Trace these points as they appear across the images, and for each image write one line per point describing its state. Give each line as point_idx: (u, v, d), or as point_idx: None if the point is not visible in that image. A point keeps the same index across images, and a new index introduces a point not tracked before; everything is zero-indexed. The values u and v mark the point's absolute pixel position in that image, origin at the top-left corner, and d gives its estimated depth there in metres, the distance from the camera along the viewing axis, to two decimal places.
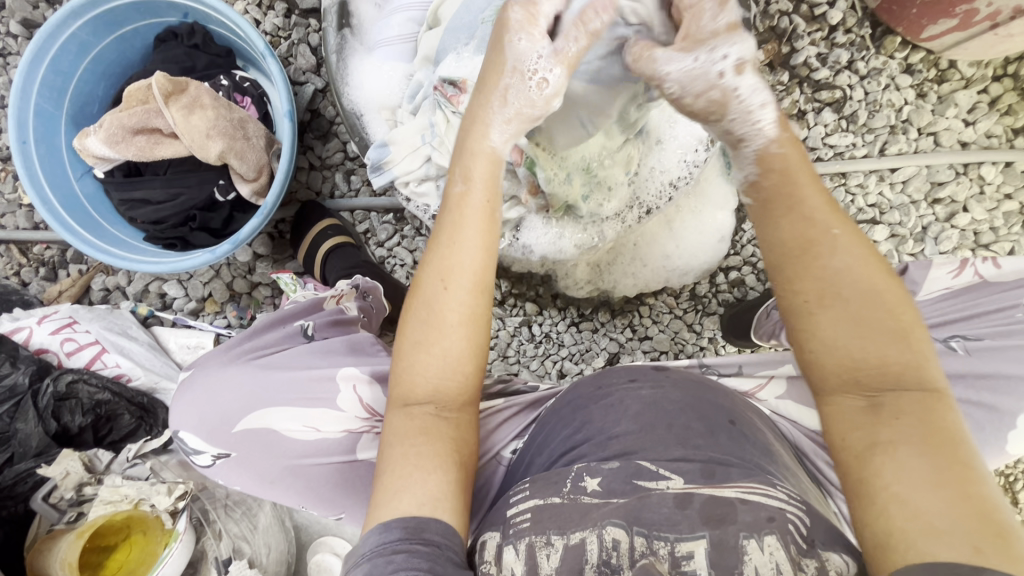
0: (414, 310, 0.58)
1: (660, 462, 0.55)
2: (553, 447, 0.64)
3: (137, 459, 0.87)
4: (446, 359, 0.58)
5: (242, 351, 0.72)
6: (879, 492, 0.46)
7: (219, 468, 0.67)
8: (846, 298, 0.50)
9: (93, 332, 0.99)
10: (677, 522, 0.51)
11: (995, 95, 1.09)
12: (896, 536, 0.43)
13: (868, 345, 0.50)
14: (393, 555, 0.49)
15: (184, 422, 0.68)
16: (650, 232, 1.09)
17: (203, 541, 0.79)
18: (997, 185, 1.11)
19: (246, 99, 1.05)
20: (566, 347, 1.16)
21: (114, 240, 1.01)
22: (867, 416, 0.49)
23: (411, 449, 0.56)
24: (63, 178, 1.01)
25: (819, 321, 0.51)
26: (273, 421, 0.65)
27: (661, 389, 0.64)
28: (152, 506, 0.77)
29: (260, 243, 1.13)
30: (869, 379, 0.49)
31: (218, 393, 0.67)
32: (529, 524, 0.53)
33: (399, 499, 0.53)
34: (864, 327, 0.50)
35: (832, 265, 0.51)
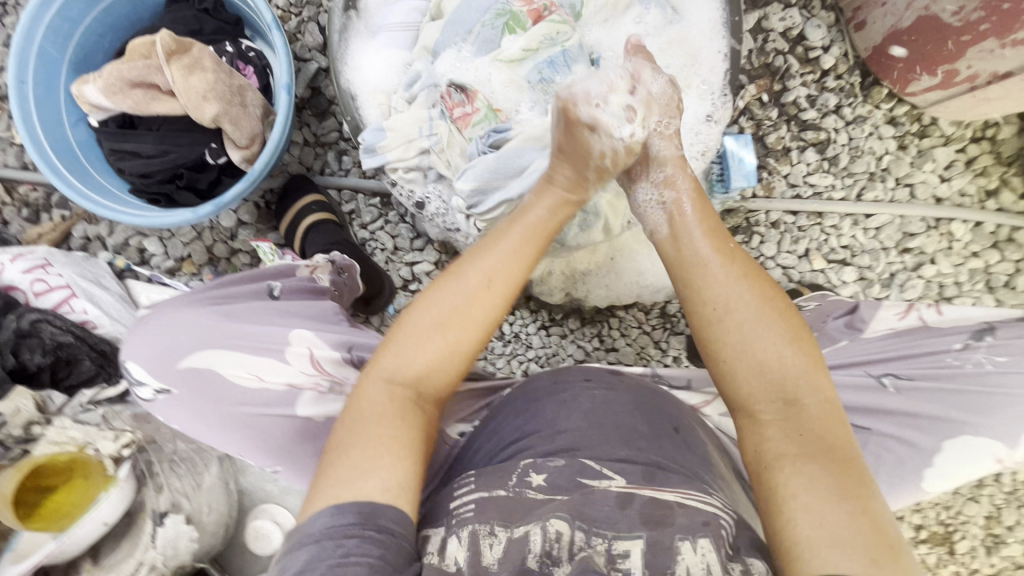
0: (440, 289, 0.64)
1: (604, 462, 0.59)
2: (503, 434, 0.66)
3: (91, 405, 0.87)
4: (451, 350, 0.62)
5: (206, 296, 0.71)
6: (785, 500, 0.53)
7: (157, 404, 0.66)
8: (743, 310, 0.62)
9: (65, 277, 0.99)
10: (617, 521, 0.53)
11: (973, 155, 1.14)
12: (801, 546, 0.50)
13: (786, 361, 0.60)
14: (343, 540, 0.49)
15: (133, 353, 0.67)
16: (628, 247, 1.11)
17: (143, 493, 0.78)
18: (965, 242, 1.16)
19: (248, 68, 1.06)
20: (533, 349, 1.19)
21: (99, 188, 1.01)
22: (776, 431, 0.58)
23: (400, 427, 0.57)
24: (57, 123, 1.02)
25: (730, 338, 0.62)
26: (218, 363, 0.66)
27: (613, 391, 0.67)
28: (96, 450, 0.77)
29: (246, 211, 1.15)
30: (767, 390, 0.59)
31: (173, 328, 0.66)
32: (472, 514, 0.55)
33: (363, 480, 0.52)
34: (766, 330, 0.61)
35: (716, 284, 0.64)
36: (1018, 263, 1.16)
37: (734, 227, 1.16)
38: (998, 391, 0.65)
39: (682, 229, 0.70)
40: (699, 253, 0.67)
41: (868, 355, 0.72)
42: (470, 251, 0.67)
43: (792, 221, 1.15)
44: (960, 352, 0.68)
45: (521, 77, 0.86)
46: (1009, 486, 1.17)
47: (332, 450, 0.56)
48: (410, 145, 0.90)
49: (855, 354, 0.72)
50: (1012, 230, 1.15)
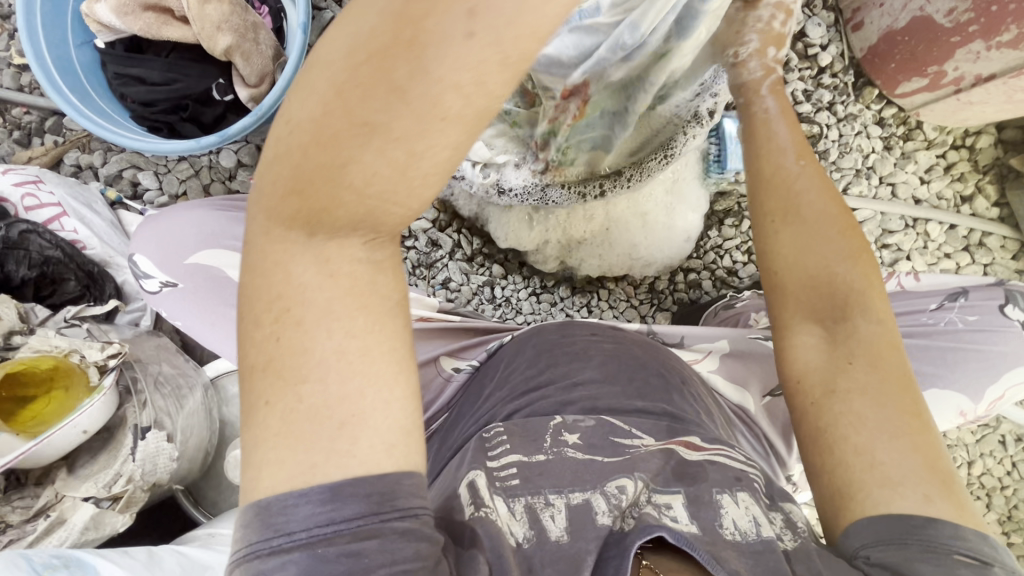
0: (339, 41, 0.33)
1: (633, 423, 0.62)
2: (515, 384, 0.69)
3: (74, 321, 0.85)
4: (409, 174, 0.34)
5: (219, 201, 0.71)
6: (840, 440, 0.54)
7: (163, 297, 0.67)
8: (803, 216, 0.64)
9: (58, 195, 0.97)
10: (657, 476, 0.55)
11: (952, 161, 1.21)
12: (859, 489, 0.51)
13: (838, 280, 0.61)
14: (359, 522, 0.37)
15: (144, 245, 0.68)
16: (624, 220, 1.11)
17: (125, 408, 0.77)
18: (939, 243, 1.23)
19: (264, 8, 1.07)
20: (523, 314, 1.21)
21: (100, 111, 1.00)
22: (824, 355, 0.59)
23: (357, 327, 0.38)
24: (62, 41, 1.00)
25: (779, 251, 0.64)
26: (224, 262, 0.66)
27: (620, 345, 0.73)
28: (81, 359, 0.75)
29: (247, 153, 1.14)
30: (819, 308, 0.60)
31: (186, 226, 0.67)
32: (519, 482, 0.54)
33: (351, 416, 0.37)
34: (825, 247, 0.62)
35: (799, 194, 0.65)
36: (985, 267, 1.23)
37: (726, 209, 1.20)
38: (960, 345, 0.70)
39: (763, 127, 0.71)
40: (776, 164, 0.68)
41: None
42: None
43: None
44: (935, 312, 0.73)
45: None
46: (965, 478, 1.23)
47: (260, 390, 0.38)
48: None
49: None
50: (982, 235, 1.22)
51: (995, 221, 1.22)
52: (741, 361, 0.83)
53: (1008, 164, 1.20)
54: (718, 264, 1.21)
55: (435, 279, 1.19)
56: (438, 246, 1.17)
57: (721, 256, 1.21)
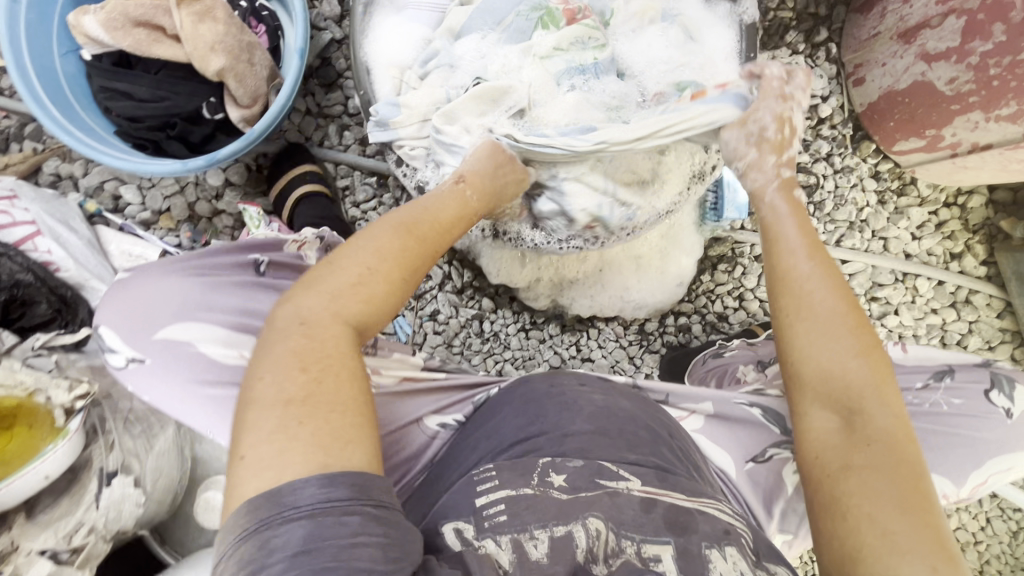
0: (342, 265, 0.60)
1: (620, 465, 0.62)
2: (505, 434, 0.67)
3: (43, 350, 0.81)
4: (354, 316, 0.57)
5: (190, 265, 0.68)
6: (849, 508, 0.53)
7: (130, 372, 0.64)
8: (817, 312, 0.62)
9: (32, 212, 0.93)
10: (643, 525, 0.56)
11: (943, 218, 1.22)
12: (864, 551, 0.50)
13: (851, 365, 0.59)
14: (345, 517, 0.44)
15: (108, 317, 0.65)
16: (618, 263, 1.12)
17: (91, 449, 0.74)
18: (927, 298, 1.23)
19: (260, 27, 1.03)
20: (510, 350, 1.18)
21: (83, 126, 0.96)
22: (834, 434, 0.58)
23: (322, 391, 0.50)
24: (46, 50, 0.96)
25: (800, 340, 0.62)
26: (194, 336, 0.64)
27: (611, 397, 0.71)
28: (47, 399, 0.72)
29: (235, 171, 1.12)
30: (831, 393, 0.59)
31: (154, 297, 0.64)
32: (506, 518, 0.54)
33: (334, 453, 0.47)
34: (839, 339, 0.60)
35: (803, 291, 0.64)
36: (971, 323, 1.24)
37: (719, 255, 1.20)
38: (944, 430, 0.69)
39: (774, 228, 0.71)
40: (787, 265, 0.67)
41: None
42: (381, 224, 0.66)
43: None
44: (920, 391, 0.70)
45: (551, 74, 0.87)
46: None
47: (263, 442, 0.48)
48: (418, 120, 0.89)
49: None
50: (969, 292, 1.23)
51: (982, 279, 1.23)
52: (728, 425, 0.80)
53: (997, 226, 1.21)
54: (709, 308, 1.20)
55: (423, 310, 1.16)
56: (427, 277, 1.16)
57: (712, 301, 1.20)
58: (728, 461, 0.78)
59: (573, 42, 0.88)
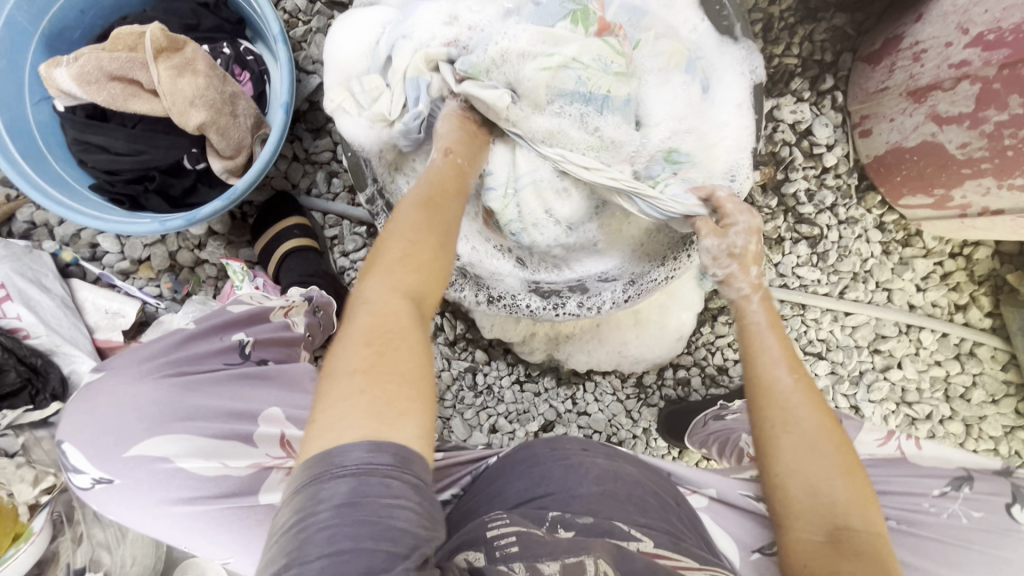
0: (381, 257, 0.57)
1: (631, 524, 0.59)
2: (511, 493, 0.65)
3: (9, 430, 0.77)
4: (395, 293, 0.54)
5: (161, 364, 0.62)
6: None
7: (96, 494, 0.56)
8: (801, 430, 0.58)
9: (2, 274, 0.88)
10: (660, 574, 0.51)
11: (948, 270, 1.19)
12: None
13: (833, 487, 0.56)
14: (366, 487, 0.41)
15: (71, 433, 0.56)
16: (615, 319, 1.09)
17: (60, 542, 0.70)
18: (931, 350, 1.21)
19: (245, 73, 0.98)
20: (504, 403, 1.15)
21: (57, 180, 0.91)
22: (821, 565, 0.53)
23: (372, 370, 0.48)
24: (17, 100, 0.91)
25: (780, 460, 0.58)
26: (172, 450, 0.56)
27: (615, 462, 0.69)
28: (10, 494, 0.68)
29: (218, 221, 1.06)
30: (813, 517, 0.55)
31: (120, 407, 0.57)
32: (518, 549, 0.50)
33: (390, 427, 0.44)
34: (819, 463, 0.56)
35: (784, 402, 0.60)
36: (974, 376, 1.21)
37: (719, 307, 1.16)
38: None
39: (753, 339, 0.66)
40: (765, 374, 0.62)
41: None
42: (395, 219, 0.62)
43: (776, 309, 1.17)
44: (938, 499, 0.66)
45: (557, 87, 0.78)
46: None
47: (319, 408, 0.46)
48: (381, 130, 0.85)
49: None
50: (973, 344, 1.20)
51: (987, 331, 1.20)
52: (734, 511, 0.76)
53: (1003, 278, 1.18)
54: (708, 361, 1.17)
55: None
56: None
57: (712, 353, 1.17)
58: (732, 546, 0.72)
59: (594, 59, 0.79)
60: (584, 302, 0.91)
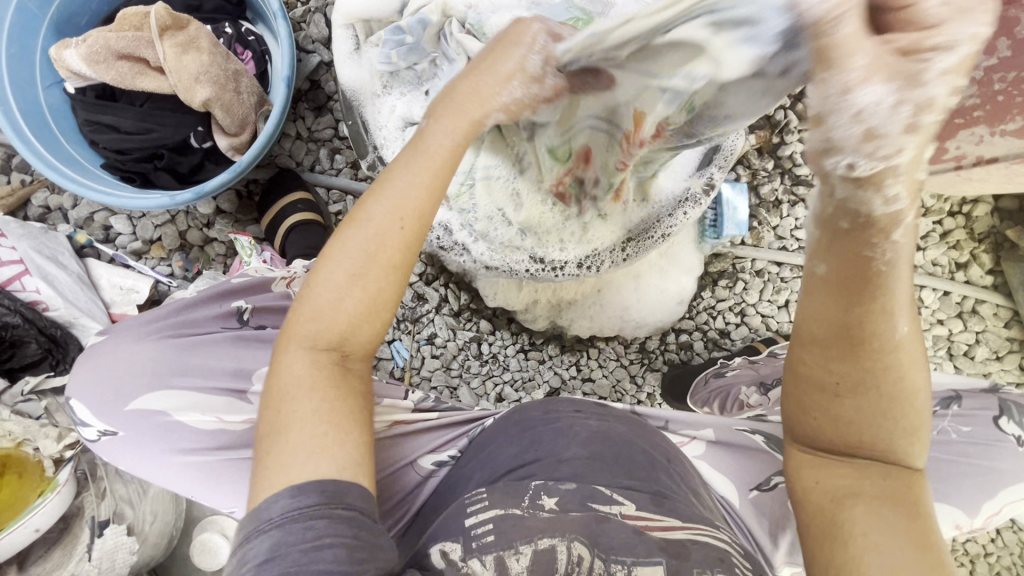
0: (341, 241, 0.52)
1: (613, 488, 0.58)
2: (500, 463, 0.65)
3: (32, 395, 0.80)
4: (360, 301, 0.51)
5: (162, 326, 0.65)
6: (858, 546, 0.47)
7: (104, 445, 0.62)
8: (868, 383, 0.48)
9: (20, 251, 0.92)
10: (635, 546, 0.51)
11: (948, 228, 1.19)
12: None
13: (884, 425, 0.49)
14: (311, 522, 0.43)
15: (81, 388, 0.62)
16: (615, 281, 1.11)
17: (83, 496, 0.73)
18: (933, 309, 1.21)
19: (247, 52, 1.01)
20: (509, 371, 1.16)
21: (69, 160, 0.94)
22: (858, 493, 0.50)
23: (318, 399, 0.50)
24: (29, 84, 0.95)
25: (832, 399, 0.49)
26: (169, 406, 0.61)
27: (608, 422, 0.68)
28: (36, 449, 0.71)
29: (226, 199, 1.09)
30: (857, 452, 0.50)
31: (122, 365, 0.62)
32: (493, 538, 0.51)
33: (316, 461, 0.47)
34: (878, 403, 0.48)
35: (887, 327, 0.45)
36: (977, 334, 1.21)
37: (719, 271, 1.18)
38: (962, 459, 0.71)
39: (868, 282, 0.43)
40: (855, 321, 0.46)
41: None
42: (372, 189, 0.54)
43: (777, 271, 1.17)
44: None
45: None
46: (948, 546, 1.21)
47: (265, 435, 0.49)
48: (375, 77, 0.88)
49: None
50: (975, 301, 1.20)
51: (988, 288, 1.20)
52: (731, 451, 0.77)
53: (1003, 234, 1.18)
54: (710, 325, 1.18)
55: (420, 334, 1.15)
56: (423, 300, 1.14)
57: (713, 317, 1.18)
58: (730, 488, 0.75)
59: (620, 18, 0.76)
60: (583, 263, 0.95)
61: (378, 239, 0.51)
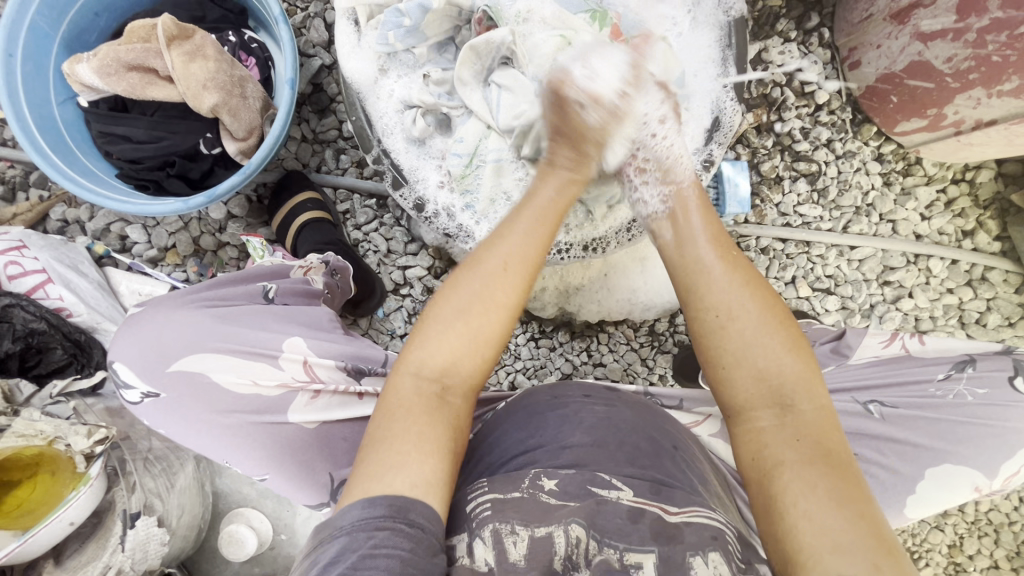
0: (460, 281, 0.61)
1: (613, 474, 0.59)
2: (507, 445, 0.66)
3: (61, 397, 0.83)
4: (474, 337, 0.59)
5: (199, 299, 0.71)
6: (787, 509, 0.52)
7: (145, 406, 0.67)
8: (741, 319, 0.61)
9: (42, 261, 0.95)
10: (628, 534, 0.53)
11: (952, 196, 1.19)
12: (806, 554, 0.49)
13: (776, 366, 0.58)
14: (375, 532, 0.47)
15: (125, 353, 0.67)
16: (621, 264, 1.14)
17: (113, 491, 0.74)
18: (942, 278, 1.21)
19: (250, 59, 1.04)
20: (521, 360, 1.18)
21: (85, 171, 0.98)
22: (773, 437, 0.56)
23: (416, 420, 0.55)
24: (44, 100, 0.98)
25: (723, 345, 0.61)
26: (209, 366, 0.66)
27: (614, 409, 0.69)
28: (67, 445, 0.73)
29: (236, 204, 1.12)
30: (761, 391, 0.58)
31: (165, 331, 0.67)
32: (490, 513, 0.54)
33: (395, 475, 0.51)
34: (757, 342, 0.59)
35: (716, 297, 0.63)
36: (988, 301, 1.21)
37: None
38: (979, 419, 0.72)
39: (685, 241, 0.69)
40: (690, 259, 0.67)
41: (851, 382, 0.76)
42: (487, 239, 0.65)
43: (781, 248, 1.18)
44: (942, 382, 0.74)
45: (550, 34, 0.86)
46: (971, 515, 1.20)
47: (362, 448, 0.54)
48: (375, 59, 0.90)
49: (840, 379, 0.77)
50: (984, 269, 1.20)
51: (997, 255, 1.20)
52: None
53: (1008, 200, 1.18)
54: None
55: None
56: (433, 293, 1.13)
57: None
58: None
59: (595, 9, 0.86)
60: (588, 245, 0.96)
61: (499, 285, 0.61)
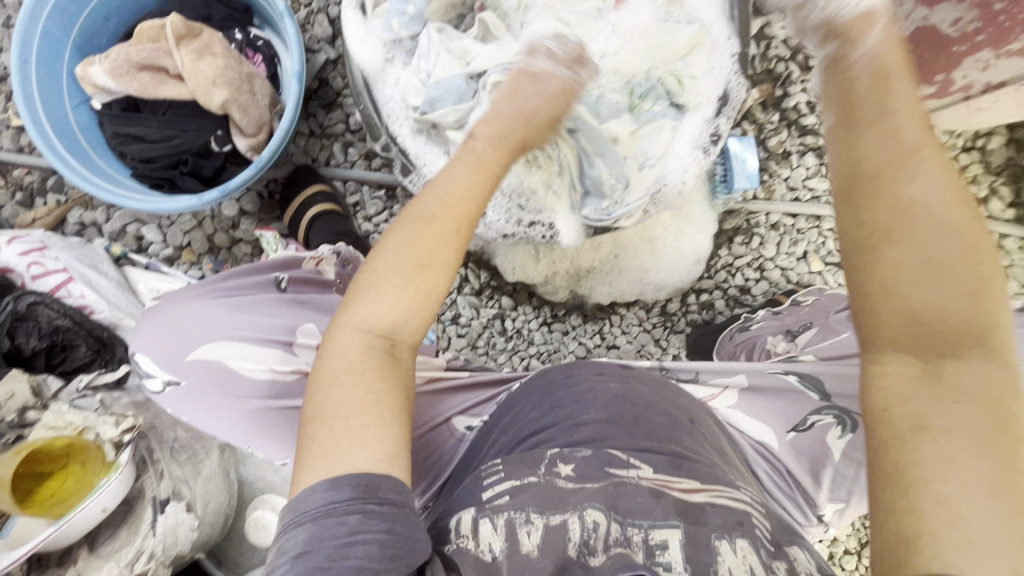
0: (402, 228, 0.59)
1: (630, 453, 0.59)
2: (522, 425, 0.66)
3: (88, 390, 0.84)
4: (425, 292, 0.57)
5: (215, 289, 0.73)
6: (917, 485, 0.43)
7: (167, 396, 0.68)
8: (916, 237, 0.47)
9: (63, 260, 0.97)
10: (651, 510, 0.53)
11: (963, 164, 1.18)
12: (927, 540, 0.41)
13: (950, 305, 0.46)
14: (345, 517, 0.46)
15: (144, 344, 0.69)
16: (631, 245, 1.13)
17: (143, 478, 0.77)
18: None
19: (257, 56, 1.05)
20: (535, 345, 1.18)
21: (102, 172, 1.00)
22: (946, 411, 0.44)
23: (364, 384, 0.53)
24: (59, 104, 1.00)
25: (883, 260, 0.48)
26: (226, 354, 0.67)
27: (629, 383, 0.68)
28: (96, 435, 0.75)
29: (248, 201, 1.14)
30: (920, 335, 0.47)
31: (182, 322, 0.68)
32: (507, 500, 0.54)
33: (356, 453, 0.49)
34: (937, 287, 0.46)
35: (896, 201, 0.48)
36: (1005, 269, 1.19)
37: (735, 227, 1.18)
38: None
39: (874, 111, 0.51)
40: (874, 157, 0.50)
41: None
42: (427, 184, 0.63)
43: (791, 223, 1.17)
44: None
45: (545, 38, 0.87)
46: None
47: (309, 421, 0.52)
48: (381, 48, 0.92)
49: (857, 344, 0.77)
50: (999, 237, 1.19)
51: (1012, 222, 1.18)
52: (763, 397, 0.76)
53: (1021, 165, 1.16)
54: (730, 282, 1.19)
55: (444, 316, 1.18)
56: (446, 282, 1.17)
57: (733, 275, 1.18)
58: (768, 432, 0.75)
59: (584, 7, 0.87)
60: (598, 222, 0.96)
61: (449, 234, 0.59)
